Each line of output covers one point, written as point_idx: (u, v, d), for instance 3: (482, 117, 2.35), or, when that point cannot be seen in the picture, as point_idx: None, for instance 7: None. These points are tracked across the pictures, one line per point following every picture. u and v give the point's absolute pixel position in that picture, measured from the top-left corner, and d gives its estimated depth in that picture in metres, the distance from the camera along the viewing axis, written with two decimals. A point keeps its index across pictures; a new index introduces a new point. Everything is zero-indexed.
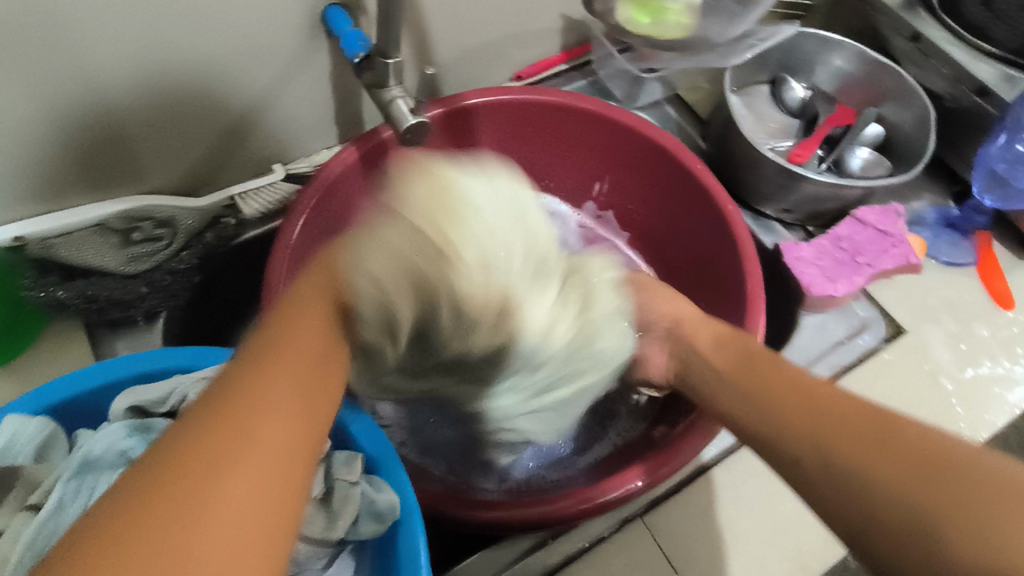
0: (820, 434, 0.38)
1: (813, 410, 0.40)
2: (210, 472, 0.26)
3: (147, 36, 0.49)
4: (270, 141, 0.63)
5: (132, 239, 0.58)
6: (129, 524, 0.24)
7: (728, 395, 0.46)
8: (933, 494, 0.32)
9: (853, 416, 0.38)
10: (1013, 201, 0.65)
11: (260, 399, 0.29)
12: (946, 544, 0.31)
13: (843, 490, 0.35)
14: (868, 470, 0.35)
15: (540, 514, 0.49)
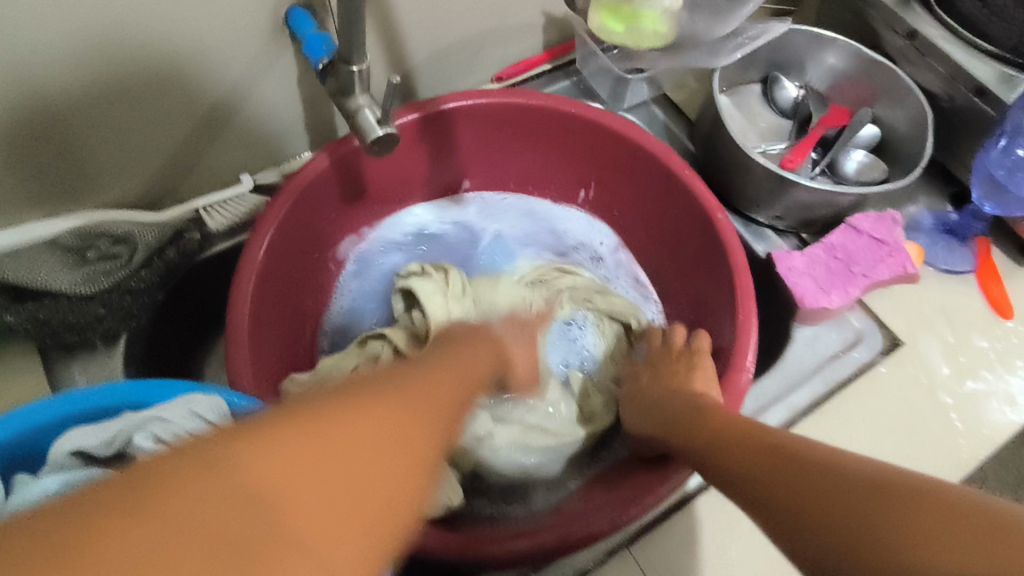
0: (766, 483, 0.38)
1: (757, 448, 0.41)
2: (331, 453, 0.24)
3: (89, 41, 0.45)
4: (234, 150, 0.60)
5: (87, 257, 0.55)
6: (242, 474, 0.22)
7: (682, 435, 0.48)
8: (853, 510, 0.33)
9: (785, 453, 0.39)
10: (1012, 207, 0.63)
11: (378, 402, 0.27)
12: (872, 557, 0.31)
13: (799, 531, 0.35)
14: (804, 490, 0.36)
15: (518, 548, 0.47)
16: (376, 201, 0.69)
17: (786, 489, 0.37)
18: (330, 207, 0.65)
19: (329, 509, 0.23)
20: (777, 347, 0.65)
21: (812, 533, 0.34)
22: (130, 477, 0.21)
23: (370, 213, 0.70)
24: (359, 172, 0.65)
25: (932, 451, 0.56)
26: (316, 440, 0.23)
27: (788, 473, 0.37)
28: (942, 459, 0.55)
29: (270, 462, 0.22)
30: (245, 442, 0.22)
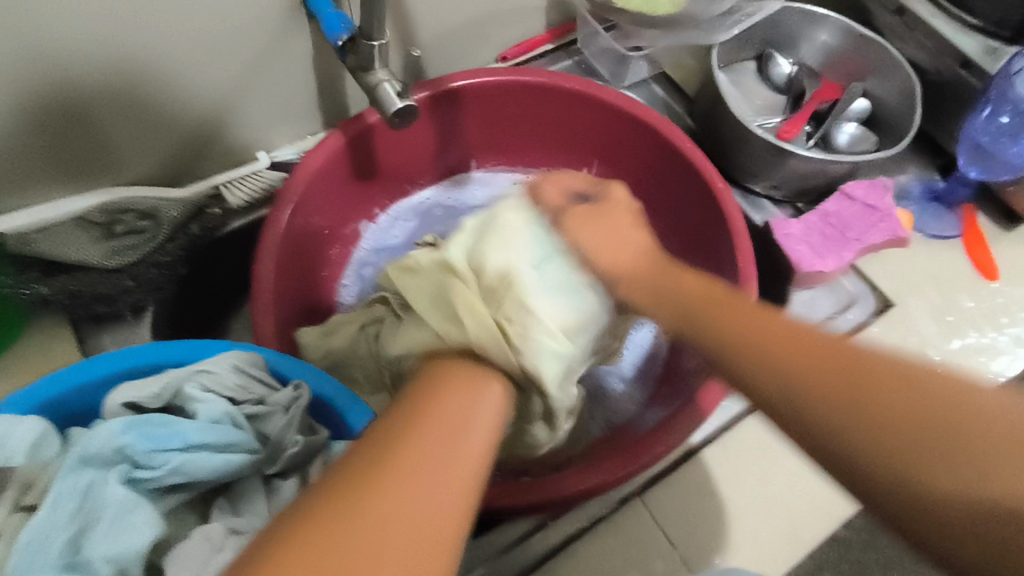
0: (814, 421, 0.32)
1: (788, 340, 0.34)
2: (390, 491, 0.30)
3: (120, 20, 0.47)
4: (251, 129, 0.62)
5: (116, 232, 0.58)
6: (336, 529, 0.28)
7: (735, 331, 0.36)
8: (899, 432, 0.31)
9: (812, 350, 0.34)
10: (997, 172, 0.66)
11: (411, 465, 0.31)
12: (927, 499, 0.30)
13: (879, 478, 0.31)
14: (826, 410, 0.32)
15: (536, 496, 0.50)
16: (385, 176, 0.71)
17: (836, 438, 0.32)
18: (343, 184, 0.67)
19: (407, 534, 0.29)
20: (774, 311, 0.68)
21: (858, 461, 0.32)
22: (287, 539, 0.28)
23: (379, 191, 0.72)
24: (371, 149, 0.67)
25: None
26: (370, 489, 0.30)
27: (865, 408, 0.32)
28: None
29: (364, 488, 0.30)
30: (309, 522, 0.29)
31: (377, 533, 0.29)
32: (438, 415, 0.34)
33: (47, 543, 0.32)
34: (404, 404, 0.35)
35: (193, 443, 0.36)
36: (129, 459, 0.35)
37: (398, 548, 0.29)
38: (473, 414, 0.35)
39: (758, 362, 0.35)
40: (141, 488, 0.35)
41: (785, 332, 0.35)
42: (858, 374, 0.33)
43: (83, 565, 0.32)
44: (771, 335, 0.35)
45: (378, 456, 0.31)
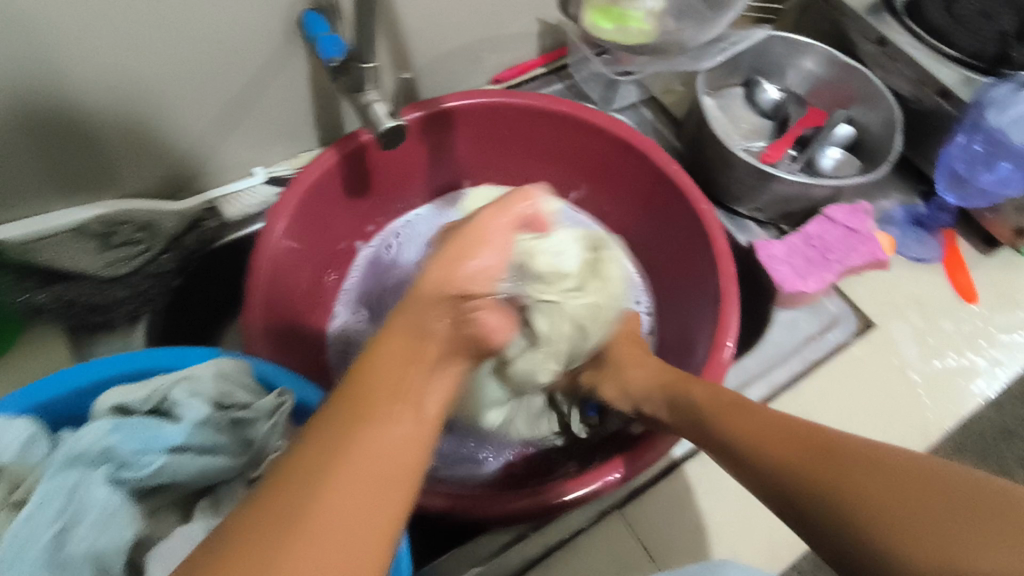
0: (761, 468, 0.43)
1: (796, 445, 0.42)
2: (312, 527, 0.28)
3: (121, 41, 0.50)
4: (249, 147, 0.64)
5: (112, 243, 0.59)
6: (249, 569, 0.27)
7: (745, 442, 0.44)
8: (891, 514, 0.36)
9: (832, 459, 0.39)
10: (974, 200, 0.67)
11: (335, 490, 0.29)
12: (882, 543, 0.35)
13: (836, 524, 0.38)
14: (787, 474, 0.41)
15: (516, 506, 0.50)
16: (378, 194, 0.73)
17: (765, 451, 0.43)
18: (337, 201, 0.69)
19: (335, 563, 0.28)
20: (758, 329, 0.69)
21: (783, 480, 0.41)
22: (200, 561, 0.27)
23: (372, 209, 0.74)
24: (365, 166, 0.68)
25: (903, 425, 0.60)
26: (279, 517, 0.28)
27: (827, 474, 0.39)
28: (912, 430, 0.59)
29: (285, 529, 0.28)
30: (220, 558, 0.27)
31: (327, 507, 0.29)
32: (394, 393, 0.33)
33: (29, 541, 0.32)
34: (367, 366, 0.34)
35: (179, 444, 0.37)
36: (113, 459, 0.35)
37: (352, 498, 0.29)
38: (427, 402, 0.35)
39: (755, 453, 0.43)
40: (126, 488, 0.35)
41: (790, 431, 0.43)
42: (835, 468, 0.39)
43: (66, 563, 0.33)
44: (773, 431, 0.44)
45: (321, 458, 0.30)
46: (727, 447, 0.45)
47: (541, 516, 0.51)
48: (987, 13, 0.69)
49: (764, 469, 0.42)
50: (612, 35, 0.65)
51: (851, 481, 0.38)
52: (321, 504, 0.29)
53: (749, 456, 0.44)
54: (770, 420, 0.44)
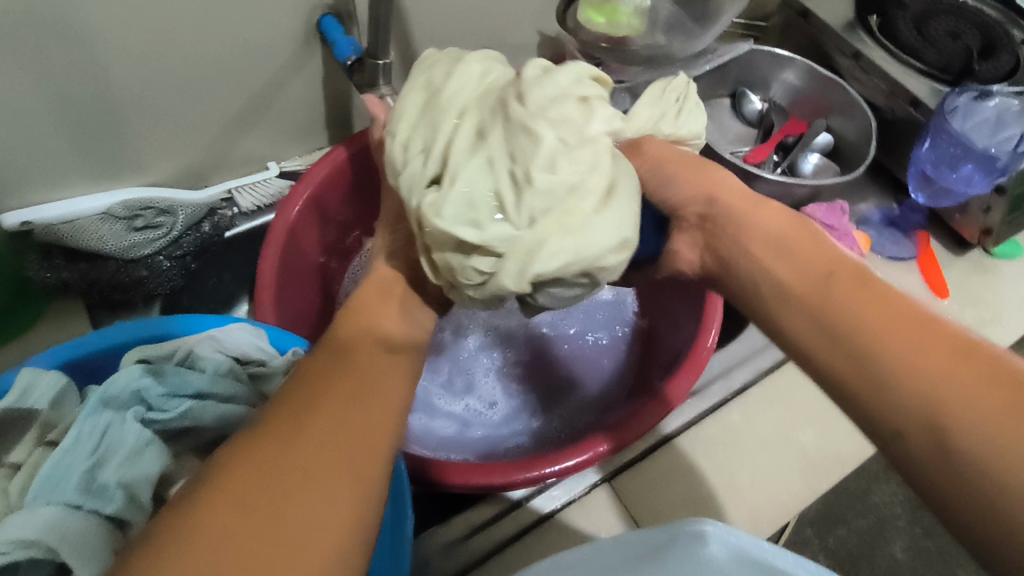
0: (848, 361, 0.33)
1: (933, 345, 0.31)
2: (277, 512, 0.26)
3: (157, 38, 0.54)
4: (265, 140, 0.69)
5: (136, 225, 0.62)
6: (210, 559, 0.24)
7: (861, 321, 0.33)
8: None
9: (993, 380, 0.29)
10: (941, 198, 0.72)
11: (307, 467, 0.28)
12: (1014, 494, 0.27)
13: (954, 458, 0.29)
14: (903, 368, 0.31)
15: (514, 476, 0.52)
16: (373, 192, 0.75)
17: (890, 364, 0.32)
18: (347, 196, 0.73)
19: (296, 549, 0.26)
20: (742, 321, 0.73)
21: (875, 380, 0.32)
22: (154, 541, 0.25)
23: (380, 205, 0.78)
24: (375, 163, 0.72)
25: None
26: (247, 500, 0.26)
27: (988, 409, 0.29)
28: None
29: (237, 502, 0.26)
30: (186, 519, 0.25)
31: (294, 490, 0.27)
32: (354, 378, 0.33)
33: (69, 470, 0.35)
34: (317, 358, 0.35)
35: (202, 391, 0.40)
36: (143, 402, 0.39)
37: (314, 486, 0.27)
38: (388, 385, 0.34)
39: (859, 337, 0.33)
40: (154, 429, 0.39)
41: (917, 322, 0.32)
42: (1000, 389, 0.29)
43: (96, 494, 0.35)
44: (893, 317, 0.33)
45: (289, 416, 0.30)
46: (823, 316, 0.35)
47: (534, 484, 0.53)
48: (954, 32, 0.75)
49: (875, 363, 0.32)
50: (605, 28, 0.72)
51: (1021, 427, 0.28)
52: (288, 491, 0.27)
53: (861, 334, 0.33)
54: (886, 300, 0.34)
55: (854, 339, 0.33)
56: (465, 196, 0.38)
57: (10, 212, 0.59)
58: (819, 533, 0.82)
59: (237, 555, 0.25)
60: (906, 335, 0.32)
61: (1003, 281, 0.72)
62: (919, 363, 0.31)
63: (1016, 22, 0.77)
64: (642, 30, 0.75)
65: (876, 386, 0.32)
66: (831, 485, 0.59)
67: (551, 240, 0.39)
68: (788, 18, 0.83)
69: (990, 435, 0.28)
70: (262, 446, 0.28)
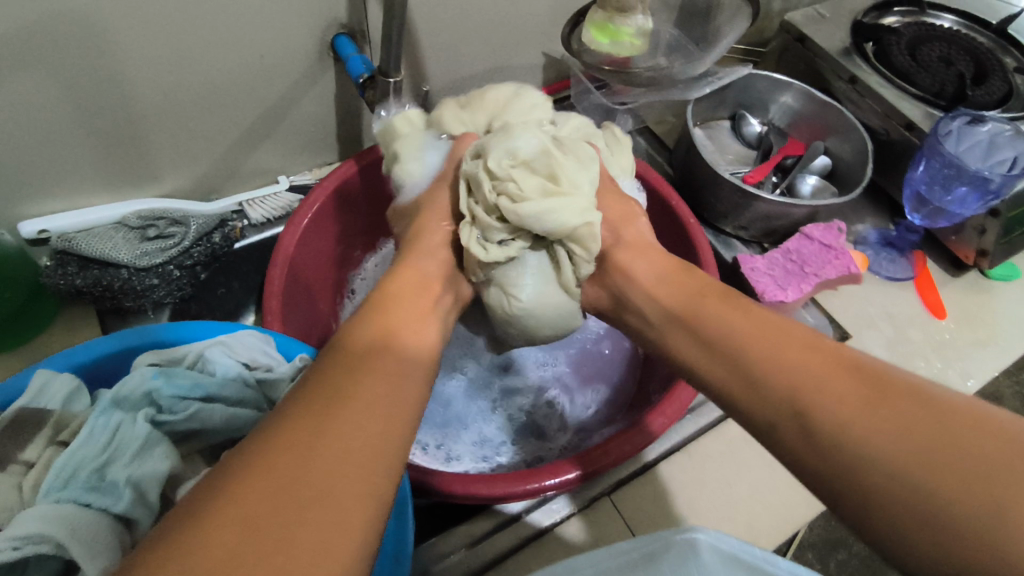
0: (748, 386, 0.39)
1: (812, 361, 0.37)
2: (305, 507, 0.28)
3: (177, 53, 0.56)
4: (277, 153, 0.70)
5: (148, 235, 0.64)
6: (241, 549, 0.26)
7: (758, 349, 0.40)
8: (900, 447, 0.31)
9: (861, 382, 0.35)
10: (937, 219, 0.73)
11: (331, 469, 0.30)
12: (883, 475, 0.31)
13: (833, 454, 0.33)
14: (788, 381, 0.37)
15: (512, 486, 0.53)
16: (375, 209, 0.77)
17: (776, 379, 0.38)
18: (354, 209, 0.74)
19: (321, 542, 0.28)
20: None
21: (769, 396, 0.38)
22: (189, 531, 0.26)
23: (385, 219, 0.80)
24: (383, 177, 0.74)
25: None
26: (280, 495, 0.28)
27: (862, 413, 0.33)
28: None
29: (272, 498, 0.28)
30: (215, 512, 0.27)
31: (316, 489, 0.29)
32: (368, 394, 0.35)
33: (79, 467, 0.36)
34: (316, 379, 0.35)
35: (211, 393, 0.41)
36: (153, 403, 0.40)
37: (337, 486, 0.30)
38: (405, 399, 0.36)
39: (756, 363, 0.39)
40: (162, 430, 0.40)
41: (801, 343, 0.39)
42: (867, 390, 0.34)
43: (105, 491, 0.36)
44: (783, 342, 0.39)
45: (315, 418, 0.32)
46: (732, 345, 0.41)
47: (534, 496, 0.54)
48: (947, 58, 0.77)
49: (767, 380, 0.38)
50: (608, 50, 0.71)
51: (883, 418, 0.33)
52: (314, 490, 0.29)
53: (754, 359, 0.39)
54: (779, 330, 0.40)
55: (747, 369, 0.40)
56: (531, 137, 0.52)
57: (27, 220, 0.61)
58: (821, 558, 0.81)
59: (265, 547, 0.26)
60: (792, 354, 0.38)
61: (998, 302, 0.73)
62: (802, 381, 0.36)
63: (1009, 50, 0.80)
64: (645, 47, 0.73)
65: (773, 400, 0.37)
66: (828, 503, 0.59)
67: (578, 189, 0.52)
68: (785, 44, 0.86)
69: (871, 435, 0.32)
70: (284, 443, 0.30)
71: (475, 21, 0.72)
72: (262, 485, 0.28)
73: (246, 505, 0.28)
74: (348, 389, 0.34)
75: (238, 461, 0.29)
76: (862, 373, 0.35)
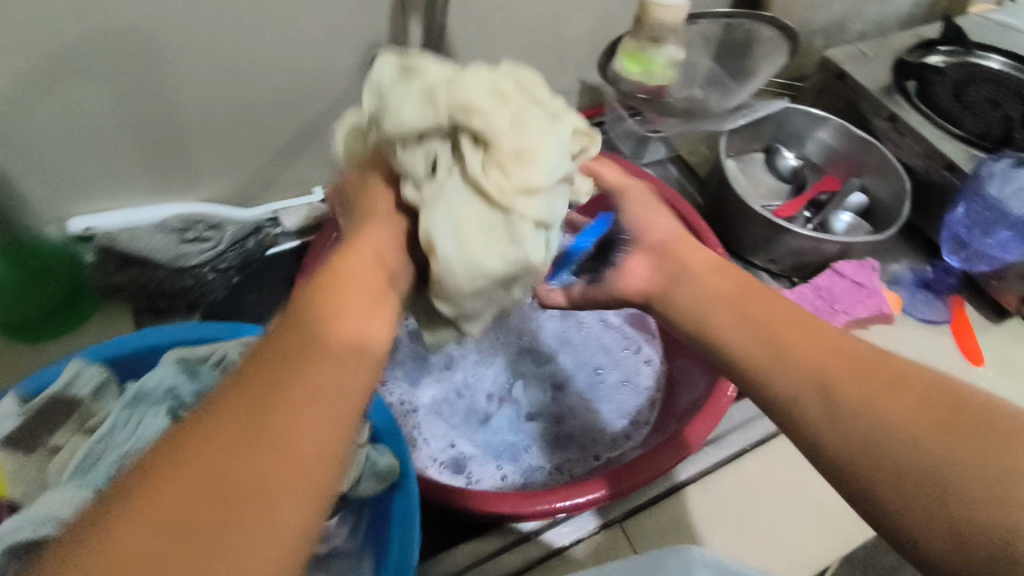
0: (771, 371, 0.42)
1: (840, 356, 0.40)
2: (216, 526, 0.25)
3: (227, 66, 0.59)
4: (316, 165, 0.73)
5: (186, 237, 0.66)
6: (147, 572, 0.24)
7: (780, 341, 0.42)
8: (917, 437, 0.35)
9: (882, 374, 0.38)
10: (974, 262, 0.72)
11: (252, 482, 0.27)
12: (897, 464, 0.35)
13: (856, 439, 0.36)
14: (813, 370, 0.40)
15: (522, 506, 0.53)
16: None
17: (804, 369, 0.40)
18: None
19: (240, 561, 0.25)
20: None
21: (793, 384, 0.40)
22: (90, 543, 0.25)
23: None
24: None
25: None
26: (193, 508, 0.25)
27: (923, 432, 0.35)
28: None
29: (179, 509, 0.25)
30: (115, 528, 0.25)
31: (232, 503, 0.26)
32: (313, 379, 0.30)
33: (102, 455, 0.38)
34: (256, 362, 0.30)
35: None
36: (175, 400, 0.41)
37: (261, 499, 0.26)
38: (357, 379, 0.31)
39: (786, 352, 0.42)
40: None
41: (829, 338, 0.42)
42: (891, 387, 0.37)
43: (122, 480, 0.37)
44: (810, 339, 0.42)
45: (245, 411, 0.28)
46: (761, 334, 0.43)
47: (544, 518, 0.53)
48: (993, 100, 0.77)
49: (792, 365, 0.41)
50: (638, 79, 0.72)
51: (903, 409, 0.36)
52: (230, 504, 0.26)
53: (781, 344, 0.42)
54: (801, 326, 0.43)
55: (769, 358, 0.42)
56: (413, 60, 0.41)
57: (74, 219, 0.65)
58: None
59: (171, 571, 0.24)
60: (818, 347, 0.41)
61: None
62: (823, 375, 0.39)
63: None
64: (672, 80, 0.74)
65: (795, 387, 0.40)
66: (848, 551, 0.57)
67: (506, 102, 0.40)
68: (824, 80, 0.85)
69: (882, 425, 0.36)
70: (207, 441, 0.27)
71: (512, 46, 0.73)
72: (169, 495, 0.25)
73: (207, 444, 0.27)
74: (289, 372, 0.29)
75: (158, 458, 0.27)
76: (882, 368, 0.39)
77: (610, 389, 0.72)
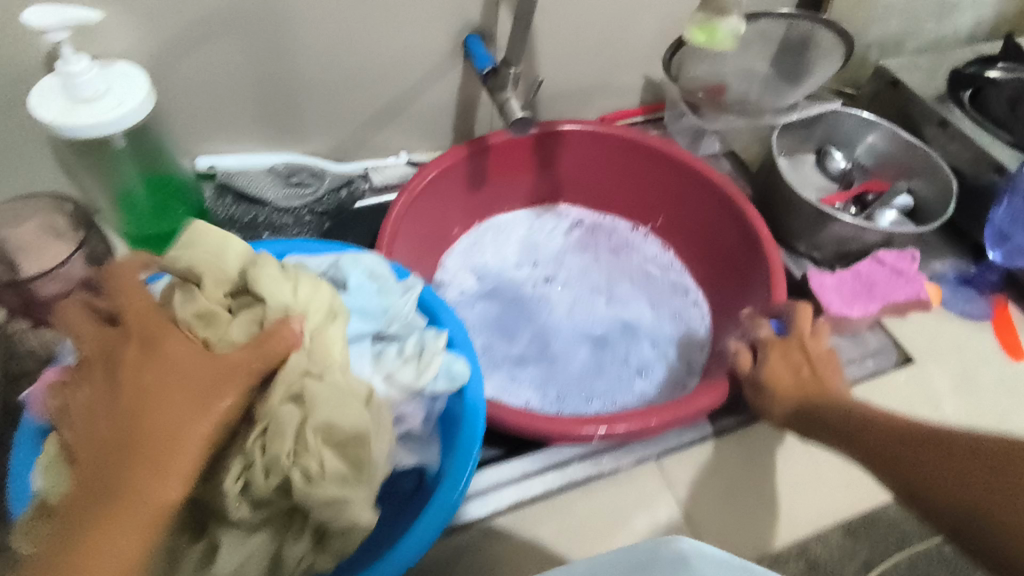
0: (855, 449, 0.49)
1: (900, 429, 0.47)
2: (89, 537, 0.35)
3: (342, 34, 0.69)
4: (403, 133, 0.82)
5: (290, 181, 0.77)
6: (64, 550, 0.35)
7: (850, 425, 0.51)
8: (977, 479, 0.41)
9: (935, 439, 0.45)
10: (1016, 257, 0.75)
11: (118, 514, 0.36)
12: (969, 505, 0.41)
13: (929, 491, 0.43)
14: (885, 446, 0.47)
15: (570, 427, 0.59)
16: (492, 191, 0.86)
17: (878, 446, 0.48)
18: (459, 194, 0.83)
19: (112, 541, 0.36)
20: None
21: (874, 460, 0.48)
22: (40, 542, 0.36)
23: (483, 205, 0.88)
24: (486, 166, 0.83)
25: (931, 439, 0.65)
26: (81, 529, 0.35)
27: (959, 464, 0.43)
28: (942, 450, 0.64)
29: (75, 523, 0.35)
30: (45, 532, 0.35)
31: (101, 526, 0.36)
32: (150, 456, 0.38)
33: None
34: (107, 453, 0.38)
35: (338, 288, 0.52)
36: None
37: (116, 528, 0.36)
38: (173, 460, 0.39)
39: (859, 434, 0.49)
40: None
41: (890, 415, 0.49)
42: (941, 443, 0.44)
43: None
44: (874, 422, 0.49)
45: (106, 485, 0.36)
46: (838, 424, 0.51)
47: (585, 441, 0.59)
48: None
49: (867, 441, 0.49)
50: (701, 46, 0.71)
51: (962, 462, 0.42)
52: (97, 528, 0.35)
53: (854, 429, 0.50)
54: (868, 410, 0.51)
55: (852, 440, 0.50)
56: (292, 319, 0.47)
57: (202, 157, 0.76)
58: None
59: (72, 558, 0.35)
60: (879, 426, 0.49)
61: None
62: (892, 446, 0.47)
63: None
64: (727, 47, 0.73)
65: (879, 458, 0.47)
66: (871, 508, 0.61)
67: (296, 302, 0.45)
68: (878, 89, 0.90)
69: (947, 476, 0.43)
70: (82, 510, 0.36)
71: (586, 37, 0.81)
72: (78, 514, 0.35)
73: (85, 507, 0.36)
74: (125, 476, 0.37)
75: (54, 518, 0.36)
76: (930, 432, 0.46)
77: (668, 334, 0.80)
